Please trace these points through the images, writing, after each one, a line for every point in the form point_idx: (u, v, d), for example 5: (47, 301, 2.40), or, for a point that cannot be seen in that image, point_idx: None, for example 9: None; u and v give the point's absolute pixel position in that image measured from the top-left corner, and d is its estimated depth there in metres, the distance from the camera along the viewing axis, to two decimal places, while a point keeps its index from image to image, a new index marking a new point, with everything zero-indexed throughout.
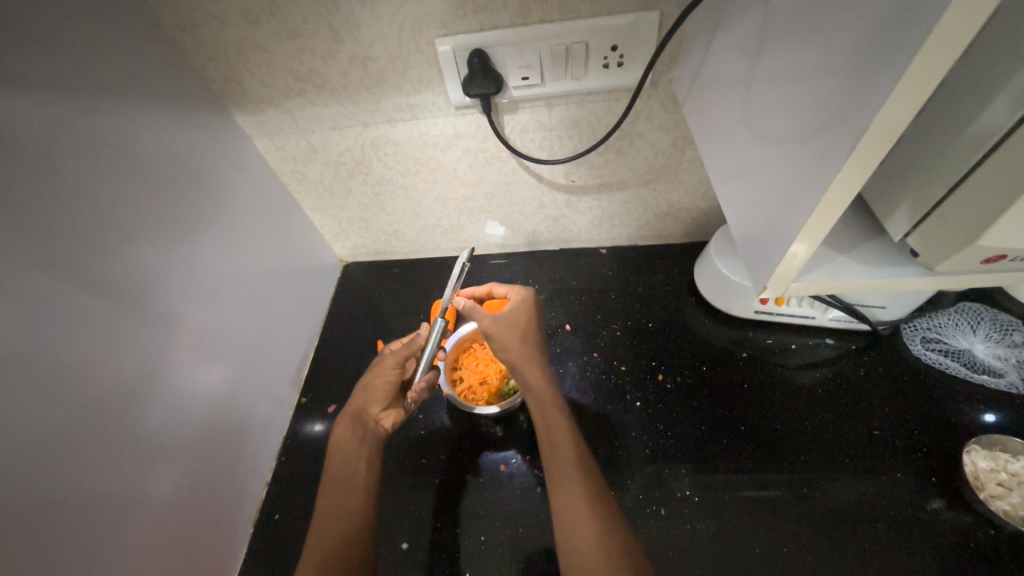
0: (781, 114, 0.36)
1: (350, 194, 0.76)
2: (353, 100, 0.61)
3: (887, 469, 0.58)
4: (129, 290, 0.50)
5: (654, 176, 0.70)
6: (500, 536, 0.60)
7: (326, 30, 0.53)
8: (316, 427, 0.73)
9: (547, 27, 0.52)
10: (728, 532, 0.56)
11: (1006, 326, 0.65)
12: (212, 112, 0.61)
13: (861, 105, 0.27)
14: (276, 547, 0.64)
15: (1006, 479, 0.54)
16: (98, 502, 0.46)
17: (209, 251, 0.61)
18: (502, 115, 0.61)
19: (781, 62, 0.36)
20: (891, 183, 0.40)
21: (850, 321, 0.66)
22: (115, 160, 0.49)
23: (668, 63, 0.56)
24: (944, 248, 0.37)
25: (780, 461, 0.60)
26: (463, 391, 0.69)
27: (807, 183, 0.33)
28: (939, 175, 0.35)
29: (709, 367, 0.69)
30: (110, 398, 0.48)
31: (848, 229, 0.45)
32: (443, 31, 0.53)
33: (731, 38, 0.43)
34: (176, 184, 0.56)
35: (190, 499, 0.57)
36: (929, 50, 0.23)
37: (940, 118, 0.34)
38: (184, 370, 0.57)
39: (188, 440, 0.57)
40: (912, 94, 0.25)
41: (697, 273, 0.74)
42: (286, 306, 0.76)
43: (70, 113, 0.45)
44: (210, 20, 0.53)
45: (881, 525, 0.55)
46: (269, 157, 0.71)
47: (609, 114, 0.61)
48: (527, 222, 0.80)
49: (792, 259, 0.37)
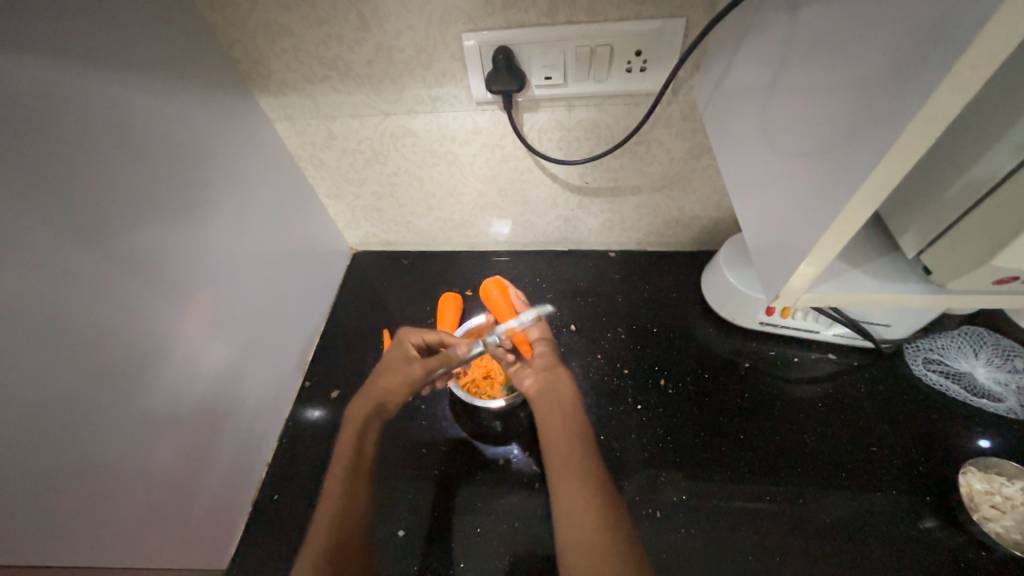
0: (802, 128, 0.36)
1: (364, 182, 0.77)
2: (375, 89, 0.61)
3: (883, 486, 0.59)
4: (143, 266, 0.50)
5: (667, 183, 0.71)
6: (495, 530, 0.60)
7: (355, 17, 0.54)
8: (316, 412, 0.74)
9: (573, 28, 0.52)
10: (721, 539, 0.57)
11: (1008, 351, 0.65)
12: (235, 92, 0.62)
13: (882, 125, 0.28)
14: (271, 528, 0.65)
15: (1000, 502, 0.55)
16: (98, 474, 0.46)
17: (223, 230, 0.61)
18: (522, 113, 0.62)
19: (806, 75, 0.36)
20: (906, 203, 0.41)
21: (853, 337, 0.67)
22: (135, 133, 0.49)
23: (690, 71, 0.56)
24: (958, 266, 0.37)
25: (776, 472, 0.61)
26: (466, 384, 0.69)
27: (823, 198, 0.33)
28: (954, 197, 0.36)
29: (711, 375, 0.70)
30: (116, 371, 0.48)
31: (861, 245, 0.45)
32: (469, 26, 0.53)
33: (756, 49, 0.44)
34: (196, 164, 0.56)
35: (187, 475, 0.57)
36: (956, 71, 0.24)
37: (959, 141, 0.35)
38: (189, 347, 0.57)
39: (191, 418, 0.57)
40: (933, 117, 0.25)
41: (705, 283, 0.75)
42: (297, 292, 0.77)
43: (96, 85, 0.46)
44: (241, 2, 0.54)
45: (873, 540, 0.55)
46: (288, 141, 0.71)
47: (628, 118, 0.61)
48: (539, 221, 0.81)
49: (803, 271, 0.37)
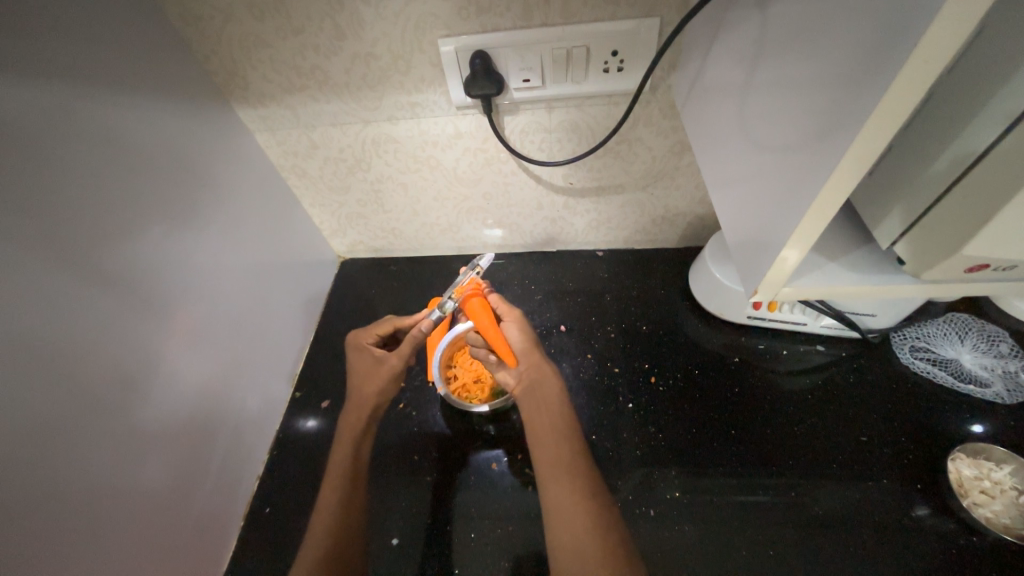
0: (775, 123, 0.36)
1: (348, 190, 0.76)
2: (355, 97, 0.61)
3: (873, 475, 0.59)
4: (125, 280, 0.50)
5: (651, 181, 0.71)
6: (490, 534, 0.60)
7: (330, 26, 0.54)
8: (308, 423, 0.73)
9: (549, 31, 0.52)
10: (716, 535, 0.57)
11: (992, 337, 0.66)
12: (213, 104, 0.61)
13: (849, 119, 0.28)
14: (264, 542, 0.64)
15: (989, 487, 0.56)
16: (88, 495, 0.46)
17: (207, 243, 0.61)
18: (503, 116, 0.62)
19: (777, 71, 0.36)
20: (880, 194, 0.41)
21: (841, 329, 0.67)
22: (112, 150, 0.49)
23: (667, 69, 0.56)
24: (932, 257, 0.38)
25: (769, 466, 0.61)
26: (457, 389, 0.69)
27: (798, 190, 0.33)
28: (927, 186, 0.36)
29: (701, 370, 0.70)
30: (103, 388, 0.48)
31: (840, 237, 0.46)
32: (446, 32, 0.53)
33: (729, 45, 0.44)
34: (176, 177, 0.56)
35: (179, 490, 0.57)
36: (914, 63, 0.24)
37: (929, 132, 0.35)
38: (177, 361, 0.56)
39: (182, 432, 0.57)
40: (897, 108, 0.26)
41: (692, 279, 0.75)
42: (284, 302, 0.77)
43: (73, 103, 0.45)
44: (216, 15, 0.54)
45: (867, 530, 0.56)
46: (269, 152, 0.71)
47: (608, 118, 0.62)
48: (525, 223, 0.81)
49: (782, 264, 0.37)
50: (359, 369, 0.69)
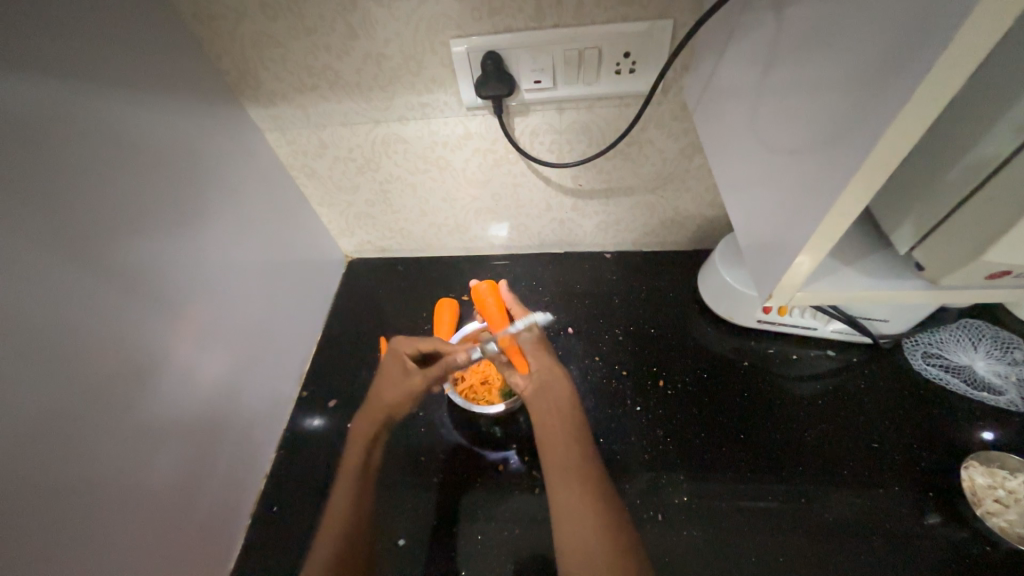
0: (790, 127, 0.36)
1: (358, 190, 0.77)
2: (366, 98, 0.61)
3: (885, 483, 0.58)
4: (135, 278, 0.50)
5: (661, 183, 0.71)
6: (496, 536, 0.60)
7: (342, 27, 0.54)
8: (315, 422, 0.73)
9: (560, 32, 0.52)
10: (725, 540, 0.56)
11: (1006, 343, 0.65)
12: (224, 103, 0.61)
13: (866, 125, 0.28)
14: (270, 541, 0.64)
15: (1004, 496, 0.55)
16: (96, 492, 0.46)
17: (217, 241, 0.61)
18: (513, 117, 0.62)
19: (793, 75, 0.36)
20: (897, 198, 0.41)
21: (851, 333, 0.66)
22: (123, 147, 0.49)
23: (679, 71, 0.56)
24: (952, 263, 0.37)
25: (778, 472, 0.60)
26: (463, 390, 0.69)
27: (813, 195, 0.33)
28: (945, 192, 0.36)
29: (710, 374, 0.69)
30: (113, 385, 0.48)
31: (854, 242, 0.45)
32: (457, 32, 0.53)
33: (744, 47, 0.44)
34: (186, 175, 0.56)
35: (188, 488, 0.57)
36: (936, 67, 0.24)
37: (947, 138, 0.35)
38: (186, 359, 0.57)
39: (191, 430, 0.57)
40: (916, 113, 0.25)
41: (702, 283, 0.75)
42: (292, 301, 0.77)
43: (86, 102, 0.45)
44: (228, 14, 0.54)
45: (878, 537, 0.55)
46: (279, 151, 0.71)
47: (619, 120, 0.61)
48: (533, 224, 0.80)
49: (796, 269, 0.37)
50: (387, 374, 0.67)
